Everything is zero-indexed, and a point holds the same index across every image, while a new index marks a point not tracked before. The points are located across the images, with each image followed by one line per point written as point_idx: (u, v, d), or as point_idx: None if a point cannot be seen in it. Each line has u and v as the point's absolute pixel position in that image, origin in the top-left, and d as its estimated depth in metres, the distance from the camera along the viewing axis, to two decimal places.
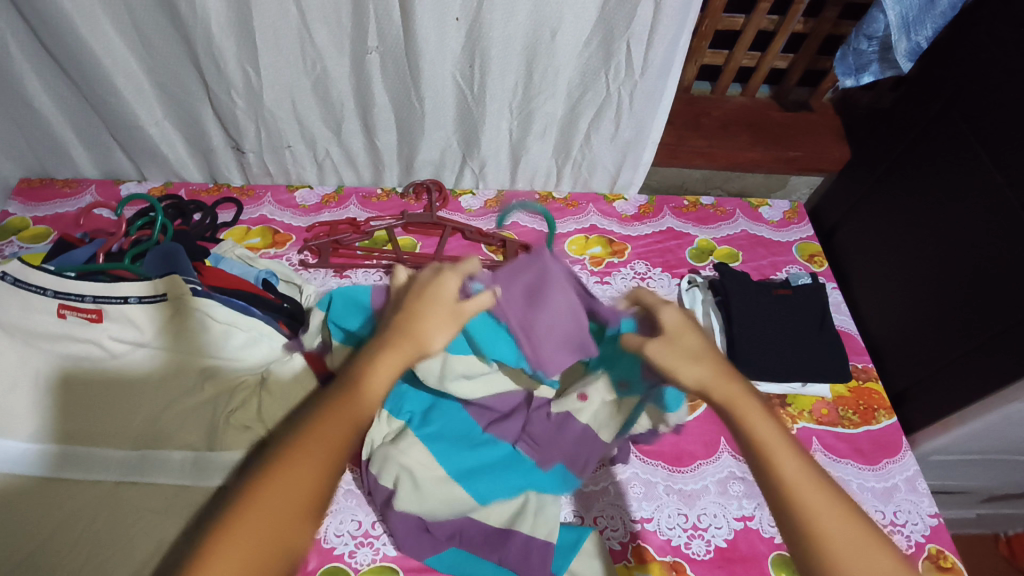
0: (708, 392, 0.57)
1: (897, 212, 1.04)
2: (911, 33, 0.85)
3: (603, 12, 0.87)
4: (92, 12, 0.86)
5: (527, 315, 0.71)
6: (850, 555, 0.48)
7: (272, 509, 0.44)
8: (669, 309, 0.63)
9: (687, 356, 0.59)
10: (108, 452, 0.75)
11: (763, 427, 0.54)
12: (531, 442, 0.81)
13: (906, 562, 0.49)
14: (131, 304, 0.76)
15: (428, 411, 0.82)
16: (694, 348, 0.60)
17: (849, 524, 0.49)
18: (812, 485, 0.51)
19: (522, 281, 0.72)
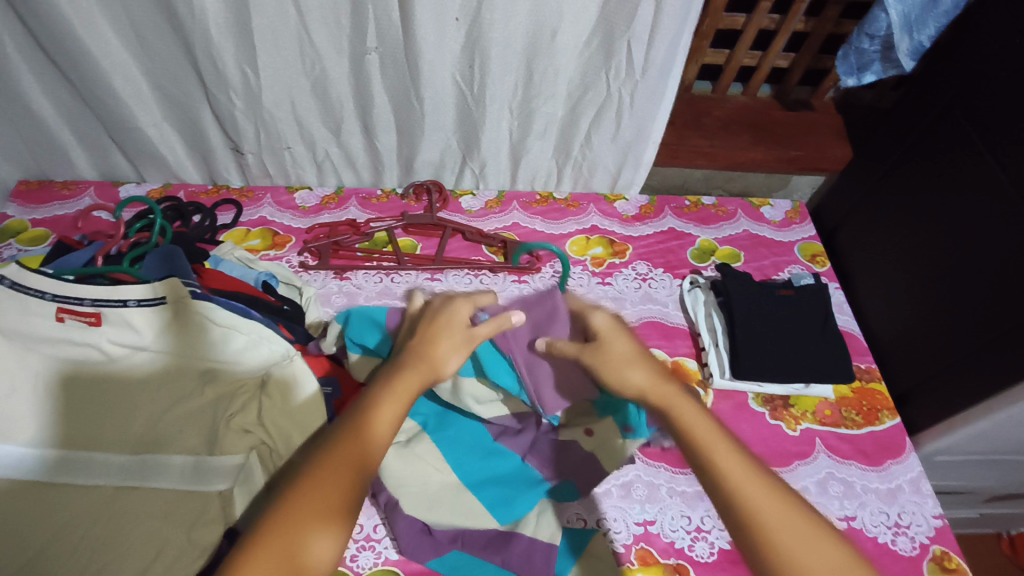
0: (646, 394, 0.64)
1: (899, 212, 1.04)
2: (913, 33, 0.85)
3: (603, 12, 0.86)
4: (89, 13, 0.85)
5: (530, 354, 0.77)
6: (777, 524, 0.52)
7: (298, 507, 0.50)
8: (599, 314, 0.72)
9: (620, 360, 0.67)
10: (107, 457, 0.75)
11: (688, 414, 0.61)
12: (540, 456, 0.82)
13: (828, 526, 0.52)
14: (130, 307, 0.75)
15: (443, 416, 0.84)
16: (624, 353, 0.68)
17: (770, 495, 0.53)
18: (735, 463, 0.55)
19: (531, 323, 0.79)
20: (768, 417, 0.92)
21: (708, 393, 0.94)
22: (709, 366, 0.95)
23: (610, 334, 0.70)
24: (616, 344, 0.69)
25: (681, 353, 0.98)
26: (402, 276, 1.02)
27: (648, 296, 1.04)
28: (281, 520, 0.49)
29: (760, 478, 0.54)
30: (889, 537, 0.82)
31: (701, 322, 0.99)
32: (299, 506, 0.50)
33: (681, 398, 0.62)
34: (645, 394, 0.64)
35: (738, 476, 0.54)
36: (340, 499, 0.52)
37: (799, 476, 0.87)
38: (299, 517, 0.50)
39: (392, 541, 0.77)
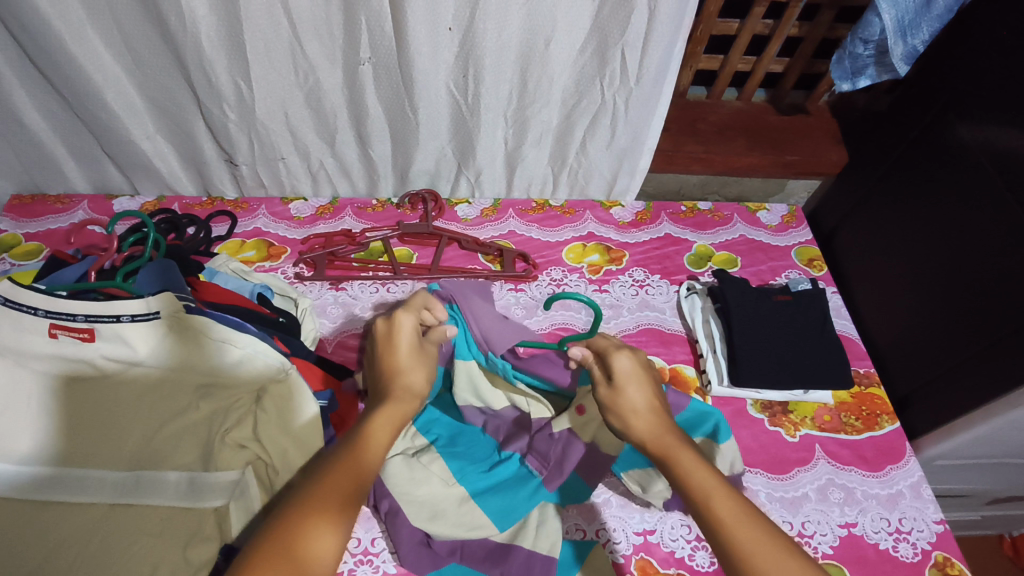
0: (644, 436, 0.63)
1: (897, 216, 1.03)
2: (907, 37, 0.85)
3: (596, 20, 0.86)
4: (79, 26, 0.85)
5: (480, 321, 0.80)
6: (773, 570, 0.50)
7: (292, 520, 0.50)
8: (622, 357, 0.68)
9: (631, 406, 0.65)
10: (102, 474, 0.74)
11: (687, 461, 0.59)
12: (540, 457, 0.79)
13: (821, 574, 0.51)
14: (123, 323, 0.72)
15: (453, 428, 0.84)
16: (640, 401, 0.65)
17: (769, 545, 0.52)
18: (739, 517, 0.54)
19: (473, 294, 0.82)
20: (767, 423, 0.92)
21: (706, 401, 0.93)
22: (707, 374, 0.94)
23: (627, 378, 0.67)
24: (630, 392, 0.66)
25: (680, 360, 0.97)
26: (398, 285, 1.02)
27: (645, 302, 1.03)
28: (288, 521, 0.50)
29: (755, 527, 0.53)
30: (890, 543, 0.82)
31: (699, 329, 0.99)
32: (309, 507, 0.51)
33: (684, 445, 0.61)
34: (649, 439, 0.63)
35: (727, 516, 0.54)
36: (344, 505, 0.52)
37: (800, 482, 0.86)
38: (311, 517, 0.50)
39: (390, 555, 0.76)
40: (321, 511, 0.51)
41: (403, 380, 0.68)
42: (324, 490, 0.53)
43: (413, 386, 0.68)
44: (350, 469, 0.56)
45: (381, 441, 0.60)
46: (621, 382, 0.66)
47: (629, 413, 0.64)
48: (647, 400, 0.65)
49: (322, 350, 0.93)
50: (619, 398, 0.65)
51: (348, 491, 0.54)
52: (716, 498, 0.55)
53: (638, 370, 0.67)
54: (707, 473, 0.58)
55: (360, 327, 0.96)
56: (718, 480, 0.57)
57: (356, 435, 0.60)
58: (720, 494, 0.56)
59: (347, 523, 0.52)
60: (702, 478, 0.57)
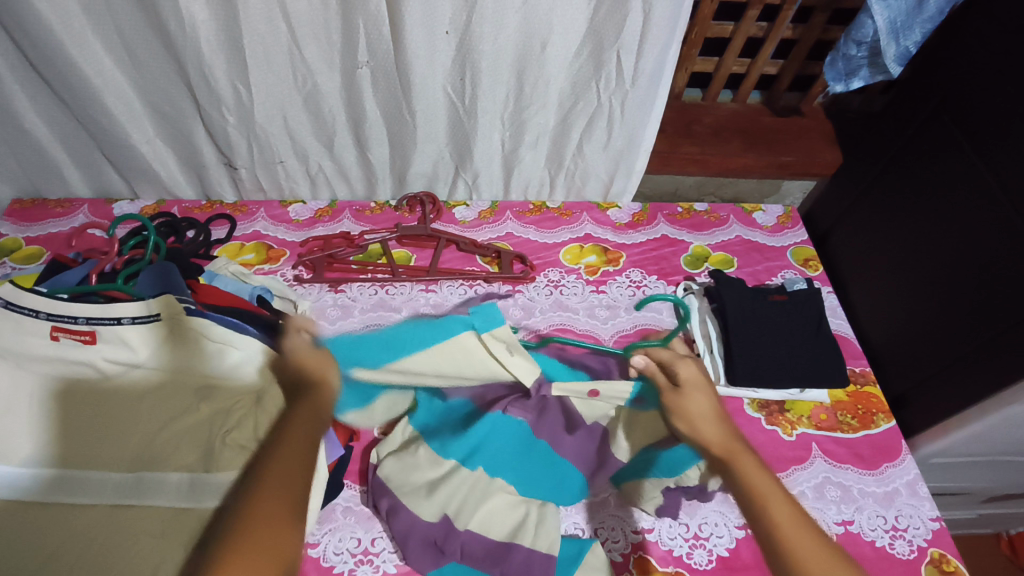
0: (705, 440, 0.66)
1: (893, 214, 1.04)
2: (900, 38, 0.86)
3: (592, 23, 0.87)
4: (80, 31, 0.86)
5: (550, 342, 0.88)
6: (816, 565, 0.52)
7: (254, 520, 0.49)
8: (685, 365, 0.72)
9: (696, 411, 0.68)
10: (105, 475, 0.75)
11: (745, 463, 0.62)
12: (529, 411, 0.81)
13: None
14: (125, 325, 0.72)
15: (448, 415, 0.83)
16: (703, 406, 0.69)
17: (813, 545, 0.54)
18: (789, 518, 0.56)
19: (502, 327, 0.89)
20: (764, 422, 0.92)
21: None
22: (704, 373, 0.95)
23: (692, 385, 0.70)
24: (695, 397, 0.69)
25: None
26: (397, 287, 1.02)
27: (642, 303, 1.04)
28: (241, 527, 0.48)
29: (809, 530, 0.55)
30: (886, 540, 0.83)
31: (696, 329, 0.99)
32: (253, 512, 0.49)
33: (743, 447, 0.64)
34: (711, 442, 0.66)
35: (784, 519, 0.55)
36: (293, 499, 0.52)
37: (797, 480, 0.87)
38: (271, 526, 0.49)
39: (390, 555, 0.77)
40: (277, 517, 0.49)
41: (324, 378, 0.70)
42: (272, 495, 0.51)
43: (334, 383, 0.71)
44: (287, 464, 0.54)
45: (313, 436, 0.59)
46: (685, 387, 0.70)
47: (694, 417, 0.68)
48: (711, 405, 0.68)
49: None
50: (686, 403, 0.69)
51: (295, 494, 0.52)
52: (771, 499, 0.57)
53: (703, 378, 0.71)
54: (765, 476, 0.60)
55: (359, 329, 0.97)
56: (775, 484, 0.59)
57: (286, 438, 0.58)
58: (776, 495, 0.57)
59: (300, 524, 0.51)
60: (760, 480, 0.60)
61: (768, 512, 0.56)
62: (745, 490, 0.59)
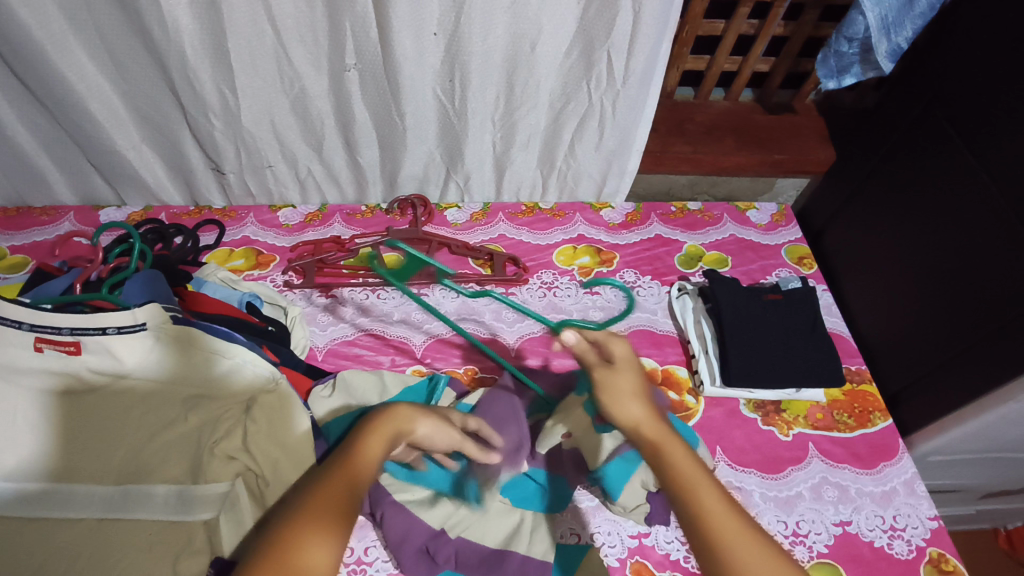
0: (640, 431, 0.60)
1: (886, 211, 1.04)
2: (891, 35, 0.87)
3: (581, 23, 0.87)
4: (61, 36, 0.84)
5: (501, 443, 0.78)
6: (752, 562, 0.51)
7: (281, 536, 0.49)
8: (621, 342, 0.66)
9: (628, 397, 0.62)
10: (90, 488, 0.71)
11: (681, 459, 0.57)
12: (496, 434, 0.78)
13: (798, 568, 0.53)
14: (110, 335, 0.71)
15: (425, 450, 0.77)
16: (632, 389, 0.62)
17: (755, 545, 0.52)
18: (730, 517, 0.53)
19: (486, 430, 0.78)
20: (760, 423, 0.92)
21: (698, 402, 0.93)
22: (699, 374, 0.94)
23: (625, 365, 0.64)
24: (627, 377, 0.63)
25: (672, 361, 0.97)
26: (388, 292, 1.01)
27: (636, 304, 1.03)
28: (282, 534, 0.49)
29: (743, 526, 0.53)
30: (885, 540, 0.82)
31: (691, 329, 0.98)
32: (298, 522, 0.49)
33: (676, 439, 0.59)
34: (644, 428, 0.60)
35: (721, 518, 0.53)
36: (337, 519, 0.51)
37: (794, 481, 0.86)
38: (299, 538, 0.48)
39: (384, 564, 0.75)
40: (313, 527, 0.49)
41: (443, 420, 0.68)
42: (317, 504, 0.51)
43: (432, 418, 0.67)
44: (346, 482, 0.54)
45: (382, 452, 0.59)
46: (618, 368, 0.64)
47: (626, 400, 0.61)
48: (641, 388, 0.63)
49: (312, 358, 0.92)
50: (617, 386, 0.62)
51: (339, 505, 0.52)
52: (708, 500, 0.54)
53: (635, 356, 0.65)
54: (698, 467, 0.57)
55: (349, 335, 0.95)
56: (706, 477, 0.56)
57: (353, 447, 0.58)
58: (709, 490, 0.55)
59: (341, 536, 0.50)
60: (694, 476, 0.56)
61: (705, 513, 0.53)
62: (677, 489, 0.55)
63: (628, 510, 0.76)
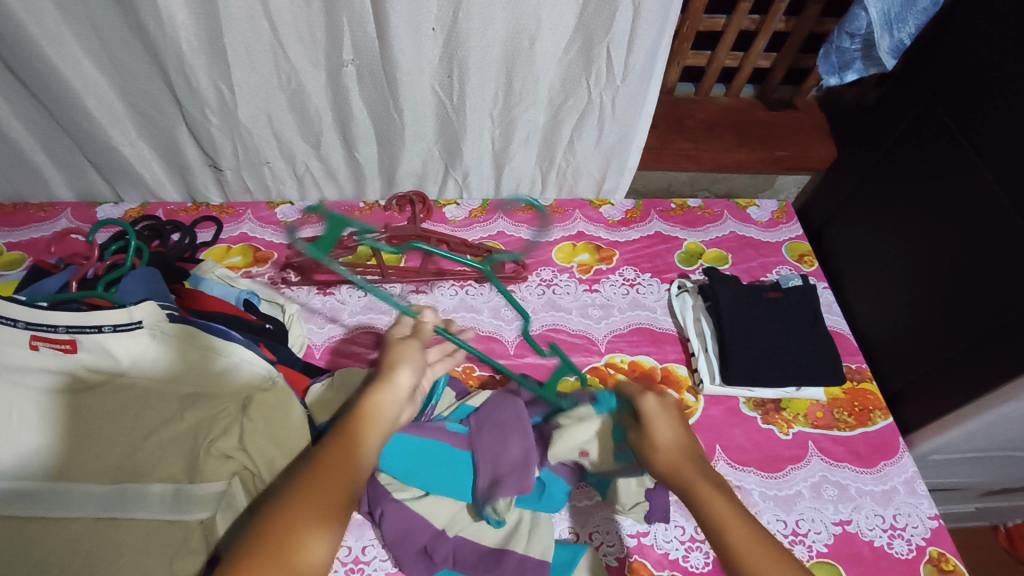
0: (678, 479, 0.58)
1: (887, 209, 1.03)
2: (893, 30, 0.86)
3: (580, 18, 0.86)
4: (56, 32, 0.84)
5: (492, 447, 0.73)
6: None
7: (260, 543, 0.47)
8: (647, 399, 0.65)
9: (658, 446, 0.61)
10: (86, 487, 0.70)
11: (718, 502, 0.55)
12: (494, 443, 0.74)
13: None
14: (105, 333, 0.72)
15: (418, 455, 0.75)
16: (666, 439, 0.61)
17: None
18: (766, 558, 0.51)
19: (484, 431, 0.75)
20: (760, 422, 0.91)
21: (698, 400, 0.93)
22: (699, 372, 0.93)
23: (656, 419, 0.63)
24: (660, 429, 0.62)
25: (671, 359, 0.97)
26: (387, 289, 1.01)
27: (636, 301, 1.03)
28: (260, 537, 0.47)
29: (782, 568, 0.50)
30: (885, 540, 0.82)
31: (690, 327, 0.98)
32: (274, 526, 0.48)
33: (711, 482, 0.57)
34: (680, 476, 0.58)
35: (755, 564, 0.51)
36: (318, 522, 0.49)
37: (793, 480, 0.86)
38: (276, 545, 0.47)
39: (382, 563, 0.75)
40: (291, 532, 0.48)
41: (394, 369, 0.64)
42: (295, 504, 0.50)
43: (402, 381, 0.64)
44: (330, 479, 0.52)
45: (370, 446, 0.57)
46: (648, 422, 0.63)
47: (656, 451, 0.61)
48: (675, 436, 0.61)
49: (310, 356, 0.92)
50: (648, 439, 0.62)
51: (321, 505, 0.50)
52: (728, 527, 0.53)
53: (670, 410, 0.64)
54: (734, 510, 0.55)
55: (349, 331, 0.95)
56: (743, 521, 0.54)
57: (337, 443, 0.56)
58: (740, 533, 0.53)
59: (322, 536, 0.49)
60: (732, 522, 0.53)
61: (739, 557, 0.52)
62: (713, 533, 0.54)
63: (628, 508, 0.76)
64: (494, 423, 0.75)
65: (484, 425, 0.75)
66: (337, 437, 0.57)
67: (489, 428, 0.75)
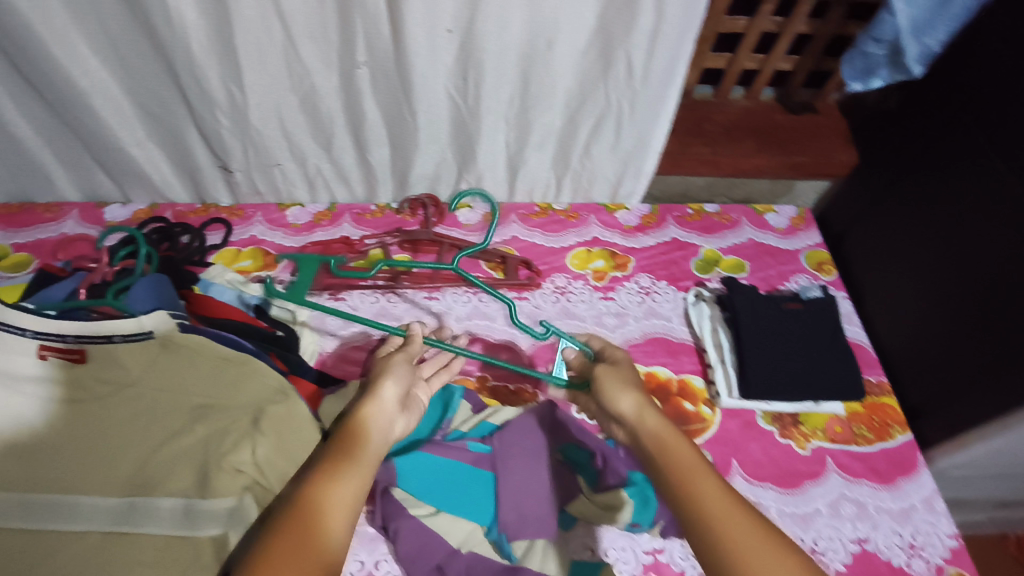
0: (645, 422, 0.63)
1: (909, 219, 1.01)
2: (921, 36, 0.84)
3: (601, 22, 0.83)
4: (63, 31, 0.82)
5: (518, 474, 0.76)
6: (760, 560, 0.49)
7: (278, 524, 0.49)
8: (616, 348, 0.74)
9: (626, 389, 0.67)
10: (97, 500, 0.68)
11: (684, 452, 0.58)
12: (521, 472, 0.76)
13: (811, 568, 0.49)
14: (116, 342, 0.73)
15: (441, 474, 0.75)
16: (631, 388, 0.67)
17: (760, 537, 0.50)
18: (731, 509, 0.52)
19: (513, 457, 0.77)
20: (778, 436, 0.90)
21: (715, 412, 0.91)
22: (716, 385, 0.92)
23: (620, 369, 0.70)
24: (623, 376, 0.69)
25: (687, 370, 0.95)
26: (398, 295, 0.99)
27: (652, 310, 1.01)
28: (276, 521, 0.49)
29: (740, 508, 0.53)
30: (903, 559, 0.81)
31: (707, 338, 0.96)
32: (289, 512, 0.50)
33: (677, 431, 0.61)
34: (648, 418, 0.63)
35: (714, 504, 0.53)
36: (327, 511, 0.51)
37: (811, 497, 0.85)
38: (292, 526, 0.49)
39: None
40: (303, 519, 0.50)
41: (379, 385, 0.66)
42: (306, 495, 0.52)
43: (392, 394, 0.66)
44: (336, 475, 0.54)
45: (370, 450, 0.59)
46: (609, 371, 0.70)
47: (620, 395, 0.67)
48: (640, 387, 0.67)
49: (321, 364, 0.89)
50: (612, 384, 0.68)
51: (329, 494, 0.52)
52: (695, 473, 0.56)
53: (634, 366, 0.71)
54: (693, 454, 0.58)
55: (361, 338, 0.93)
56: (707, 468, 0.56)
57: (339, 446, 0.58)
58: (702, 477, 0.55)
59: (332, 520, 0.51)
60: (691, 462, 0.57)
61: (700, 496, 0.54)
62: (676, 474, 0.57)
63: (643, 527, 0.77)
64: (521, 452, 0.77)
65: (514, 450, 0.77)
66: (337, 442, 0.59)
67: (516, 455, 0.77)
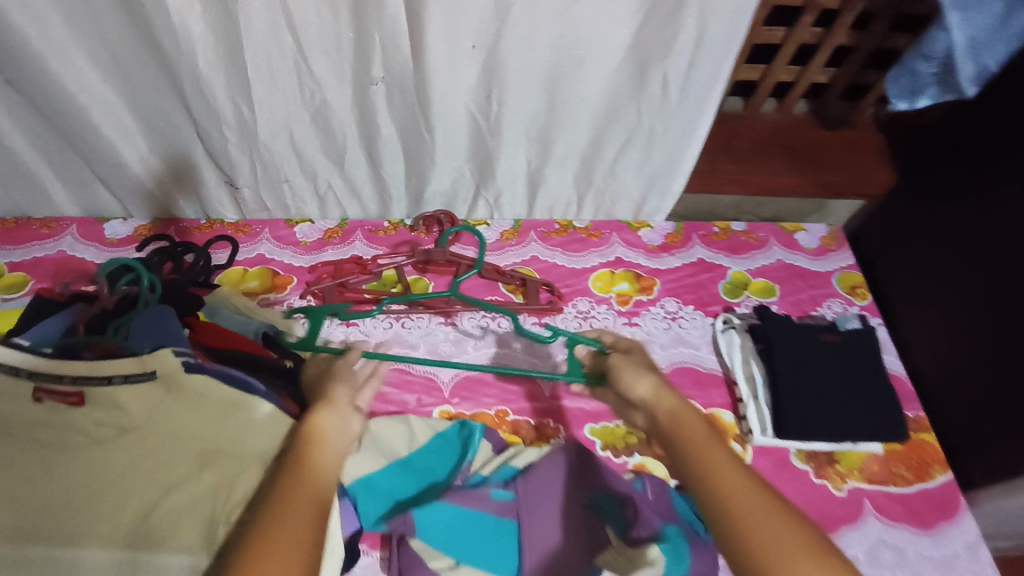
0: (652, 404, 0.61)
1: (949, 245, 0.95)
2: (978, 56, 0.78)
3: (636, 38, 0.78)
4: (60, 44, 0.76)
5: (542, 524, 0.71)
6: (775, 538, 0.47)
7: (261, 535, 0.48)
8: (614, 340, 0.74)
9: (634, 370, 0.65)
10: (94, 554, 0.61)
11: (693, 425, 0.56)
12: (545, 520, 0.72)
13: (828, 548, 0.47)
14: (115, 384, 0.67)
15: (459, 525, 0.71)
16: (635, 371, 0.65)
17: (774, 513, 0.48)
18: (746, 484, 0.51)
19: (537, 505, 0.73)
20: (813, 476, 0.85)
21: (746, 450, 0.87)
22: (748, 421, 0.87)
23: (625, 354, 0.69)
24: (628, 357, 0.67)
25: (717, 404, 0.90)
26: (414, 320, 0.95)
27: (679, 338, 0.96)
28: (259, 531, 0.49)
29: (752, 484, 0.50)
30: None
31: (738, 369, 0.92)
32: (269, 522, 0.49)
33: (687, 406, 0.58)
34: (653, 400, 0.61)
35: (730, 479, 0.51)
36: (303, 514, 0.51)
37: (848, 543, 0.81)
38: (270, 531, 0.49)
39: None
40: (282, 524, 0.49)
41: (327, 388, 0.65)
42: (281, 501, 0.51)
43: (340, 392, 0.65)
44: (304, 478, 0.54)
45: (327, 439, 0.58)
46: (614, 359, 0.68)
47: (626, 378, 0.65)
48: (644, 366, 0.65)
49: None
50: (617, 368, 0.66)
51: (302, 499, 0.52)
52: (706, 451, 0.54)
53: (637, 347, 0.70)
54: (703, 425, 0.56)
55: None
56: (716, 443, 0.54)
57: (301, 445, 0.57)
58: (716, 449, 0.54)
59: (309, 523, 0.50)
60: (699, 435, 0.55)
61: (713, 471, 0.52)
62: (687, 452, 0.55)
63: None
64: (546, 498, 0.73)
65: (538, 498, 0.73)
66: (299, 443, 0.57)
67: (540, 501, 0.73)
